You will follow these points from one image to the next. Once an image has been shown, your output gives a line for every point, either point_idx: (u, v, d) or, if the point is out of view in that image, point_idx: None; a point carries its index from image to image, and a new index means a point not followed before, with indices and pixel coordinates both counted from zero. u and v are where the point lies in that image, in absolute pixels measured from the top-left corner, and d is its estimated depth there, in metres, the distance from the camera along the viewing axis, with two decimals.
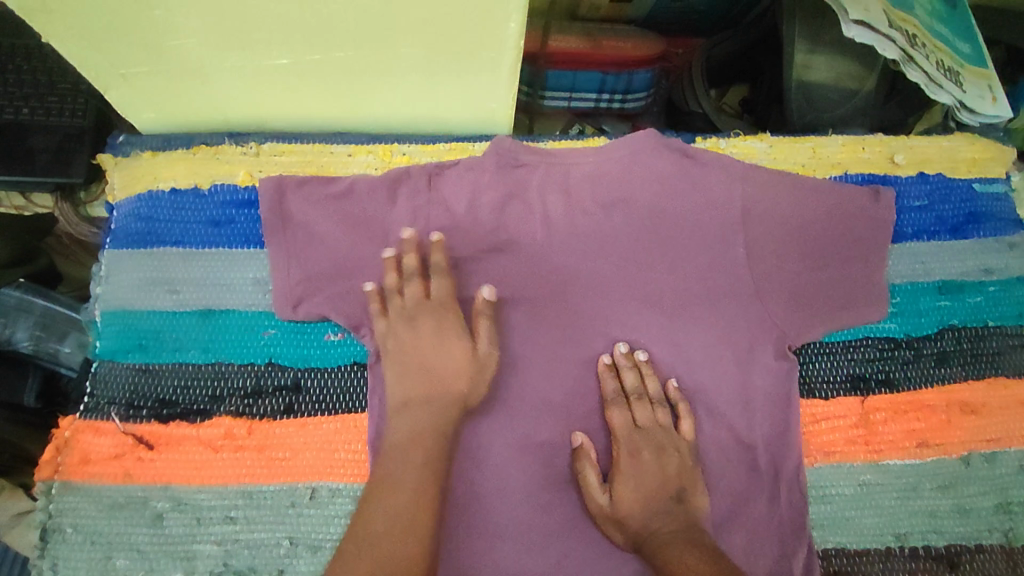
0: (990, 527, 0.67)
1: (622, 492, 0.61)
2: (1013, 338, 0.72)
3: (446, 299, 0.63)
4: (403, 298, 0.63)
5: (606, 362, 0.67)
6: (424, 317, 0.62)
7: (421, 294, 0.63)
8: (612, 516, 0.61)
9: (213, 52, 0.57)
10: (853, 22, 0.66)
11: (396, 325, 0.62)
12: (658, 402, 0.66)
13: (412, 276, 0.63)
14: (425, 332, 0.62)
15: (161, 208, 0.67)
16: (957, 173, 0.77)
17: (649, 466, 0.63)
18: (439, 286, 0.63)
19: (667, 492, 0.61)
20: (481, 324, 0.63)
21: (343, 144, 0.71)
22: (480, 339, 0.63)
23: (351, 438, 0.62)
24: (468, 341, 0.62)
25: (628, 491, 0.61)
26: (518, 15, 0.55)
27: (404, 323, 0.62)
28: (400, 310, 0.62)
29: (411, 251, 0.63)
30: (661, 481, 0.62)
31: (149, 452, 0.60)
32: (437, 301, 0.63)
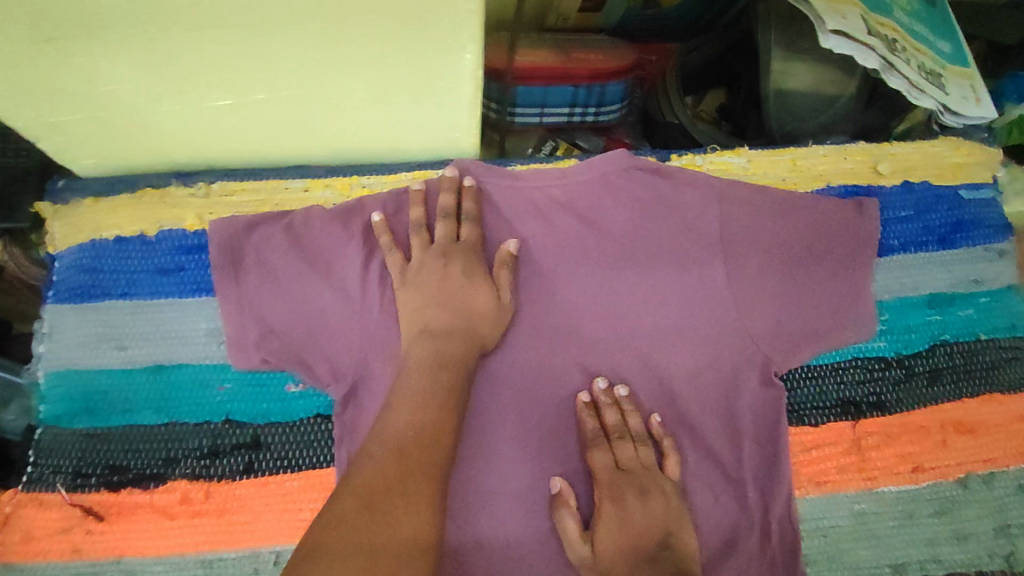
0: (991, 552, 0.64)
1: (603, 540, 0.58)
2: (1006, 351, 0.69)
3: (477, 243, 0.62)
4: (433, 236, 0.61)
5: (584, 400, 0.63)
6: (455, 256, 0.60)
7: (452, 233, 0.61)
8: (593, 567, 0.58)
9: (147, 96, 0.53)
10: (830, 33, 0.63)
11: (421, 259, 0.60)
12: (640, 438, 0.63)
13: (447, 214, 0.62)
14: (453, 273, 0.59)
15: (106, 258, 0.63)
16: (943, 179, 0.74)
17: (634, 510, 0.59)
18: (473, 230, 0.62)
19: (652, 539, 0.59)
20: (503, 273, 0.62)
21: (298, 179, 0.67)
22: (505, 287, 0.61)
23: (318, 496, 0.59)
24: (494, 291, 0.60)
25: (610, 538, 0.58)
26: (473, 45, 0.52)
27: (435, 259, 0.60)
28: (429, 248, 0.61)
29: (447, 191, 0.62)
30: (647, 528, 0.59)
31: (99, 524, 0.58)
32: (468, 242, 0.61)
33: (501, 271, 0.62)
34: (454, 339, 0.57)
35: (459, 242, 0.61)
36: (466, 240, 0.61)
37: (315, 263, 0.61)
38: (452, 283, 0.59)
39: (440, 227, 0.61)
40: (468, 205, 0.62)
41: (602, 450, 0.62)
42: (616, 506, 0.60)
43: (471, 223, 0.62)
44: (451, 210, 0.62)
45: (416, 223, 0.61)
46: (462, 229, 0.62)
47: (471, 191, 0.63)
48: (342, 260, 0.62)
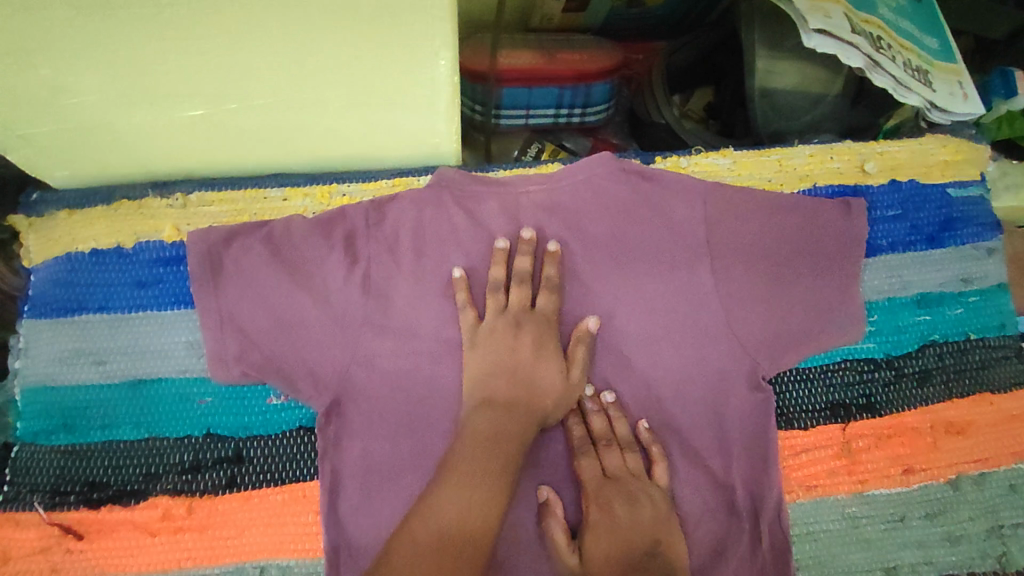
0: (984, 553, 0.64)
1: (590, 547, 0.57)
2: (996, 350, 0.69)
3: (551, 314, 0.62)
4: (508, 299, 0.61)
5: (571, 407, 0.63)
6: (527, 326, 0.61)
7: (527, 300, 0.61)
8: None
9: (118, 108, 0.52)
10: (814, 32, 0.63)
11: (492, 324, 0.60)
12: (627, 446, 0.62)
13: (524, 280, 0.61)
14: (522, 344, 0.60)
15: (82, 272, 0.62)
16: (930, 178, 0.74)
17: (621, 519, 0.58)
18: (550, 300, 0.62)
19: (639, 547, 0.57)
20: (579, 350, 0.61)
21: (277, 188, 0.66)
22: (575, 365, 0.61)
23: (301, 510, 0.59)
24: (565, 368, 0.61)
25: (598, 548, 0.57)
26: (448, 51, 0.51)
27: (506, 326, 0.60)
28: (501, 312, 0.61)
29: (524, 253, 0.62)
30: (634, 537, 0.57)
31: (78, 542, 0.57)
32: (543, 311, 0.61)
33: (578, 348, 0.61)
34: (516, 415, 0.58)
35: (533, 311, 0.61)
36: (541, 310, 0.61)
37: (295, 274, 0.60)
38: (521, 353, 0.60)
39: (516, 293, 0.61)
40: (550, 272, 0.62)
41: (589, 459, 0.61)
42: (604, 514, 0.59)
43: (548, 292, 0.62)
44: (528, 276, 0.62)
45: (494, 284, 0.61)
46: (540, 298, 0.62)
47: (556, 257, 0.62)
48: (322, 270, 0.61)
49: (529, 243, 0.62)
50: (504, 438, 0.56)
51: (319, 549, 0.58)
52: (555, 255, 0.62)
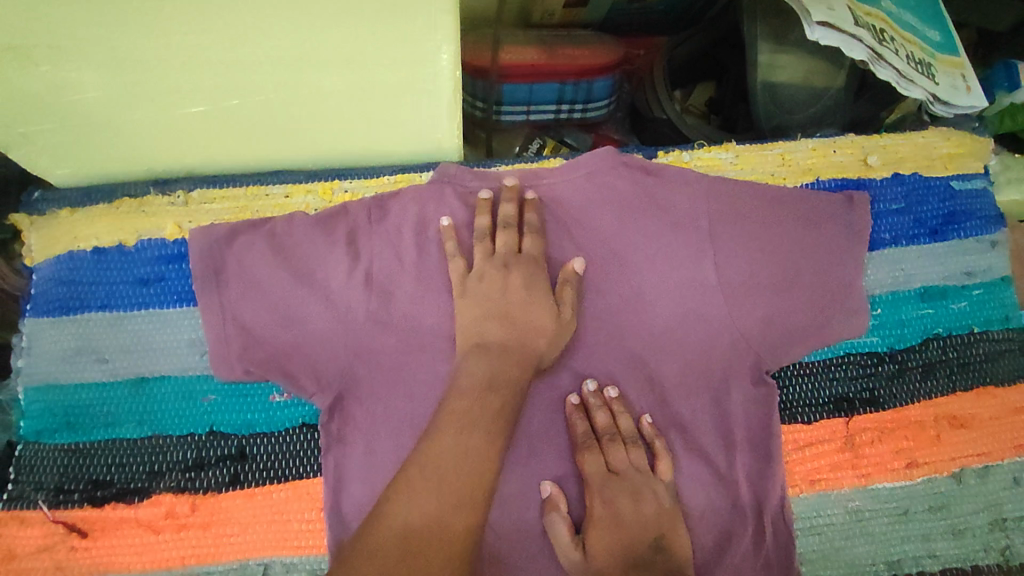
0: (987, 546, 0.64)
1: (593, 542, 0.58)
2: (1000, 343, 0.68)
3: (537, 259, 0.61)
4: (495, 245, 0.61)
5: (574, 402, 0.62)
6: (515, 269, 0.60)
7: (514, 244, 0.61)
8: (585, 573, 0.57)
9: (118, 104, 0.52)
10: (817, 25, 0.62)
11: (480, 270, 0.60)
12: (632, 440, 0.61)
13: (508, 224, 0.61)
14: (512, 284, 0.59)
15: (84, 270, 0.62)
16: (933, 171, 0.73)
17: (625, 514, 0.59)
18: (535, 242, 0.61)
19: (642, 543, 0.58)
20: (567, 291, 0.61)
21: (278, 184, 0.66)
22: (566, 303, 0.61)
23: (305, 506, 0.59)
24: (555, 307, 0.60)
25: (602, 544, 0.58)
26: (449, 45, 0.51)
27: (495, 269, 0.59)
28: (489, 258, 0.60)
29: (508, 201, 0.62)
30: (637, 532, 0.58)
31: (82, 540, 0.57)
32: (530, 254, 0.61)
33: (567, 288, 0.61)
34: (512, 356, 0.57)
35: (521, 255, 0.60)
36: (528, 252, 0.61)
37: (297, 271, 0.60)
38: (511, 294, 0.59)
39: (501, 237, 0.61)
40: (531, 217, 0.62)
41: (593, 453, 0.61)
42: (608, 508, 0.59)
43: (532, 235, 0.62)
44: (513, 221, 0.61)
45: (479, 232, 0.61)
46: (524, 241, 0.61)
47: (534, 203, 0.63)
48: (324, 266, 0.61)
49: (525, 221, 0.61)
50: (507, 433, 0.56)
51: (322, 546, 0.58)
52: (534, 202, 0.63)
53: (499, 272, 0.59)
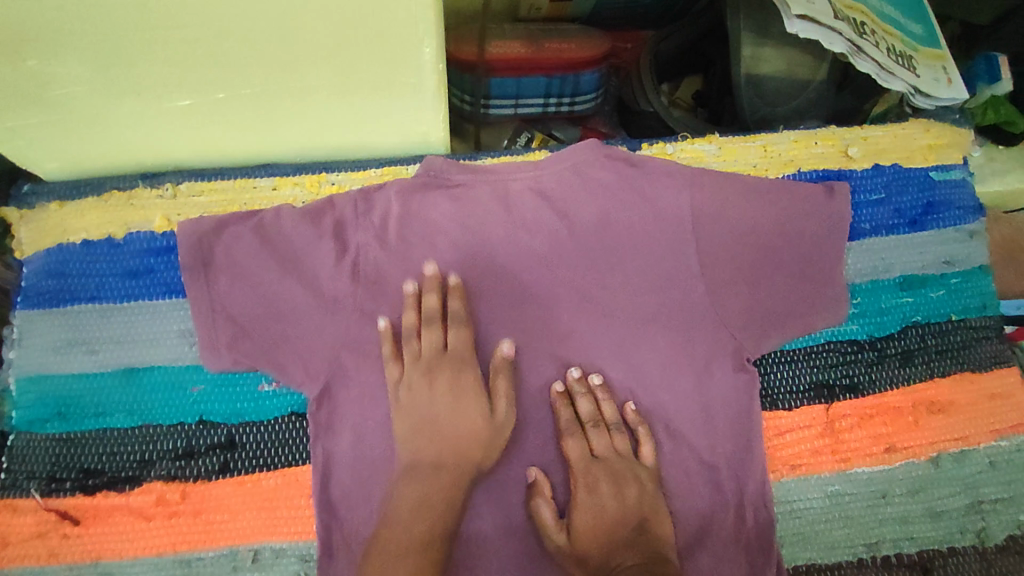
0: (963, 528, 0.65)
1: (578, 524, 0.59)
2: (977, 330, 0.70)
3: (466, 351, 0.61)
4: (421, 345, 0.61)
5: (558, 390, 0.63)
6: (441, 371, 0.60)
7: (438, 343, 0.61)
8: (571, 555, 0.59)
9: (106, 99, 0.53)
10: (796, 18, 0.63)
11: (408, 378, 0.60)
12: (614, 427, 0.63)
13: (432, 321, 0.61)
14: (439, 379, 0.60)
15: (74, 262, 0.63)
16: (913, 162, 0.75)
17: (606, 497, 0.60)
18: (461, 337, 0.61)
19: (627, 524, 0.59)
20: (499, 381, 0.61)
21: (266, 177, 0.67)
22: (499, 397, 0.61)
23: (294, 493, 0.60)
24: (487, 404, 0.60)
25: (586, 527, 0.59)
26: (433, 39, 0.51)
27: (422, 376, 0.60)
28: (417, 360, 0.60)
29: (431, 293, 0.61)
30: (620, 514, 0.59)
31: (74, 527, 0.58)
32: (456, 353, 0.61)
33: (497, 379, 0.61)
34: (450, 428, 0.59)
35: (446, 354, 0.61)
36: (453, 348, 0.61)
37: (285, 263, 0.61)
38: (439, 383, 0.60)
39: (426, 337, 0.61)
40: (455, 306, 0.61)
41: (576, 439, 0.62)
42: (590, 493, 0.60)
43: (457, 328, 0.61)
44: (437, 315, 0.61)
45: (407, 332, 0.61)
46: (450, 336, 0.61)
47: (457, 290, 0.61)
48: (313, 258, 0.61)
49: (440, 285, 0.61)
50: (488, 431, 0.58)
51: (311, 532, 0.59)
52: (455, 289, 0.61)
53: (431, 327, 0.61)
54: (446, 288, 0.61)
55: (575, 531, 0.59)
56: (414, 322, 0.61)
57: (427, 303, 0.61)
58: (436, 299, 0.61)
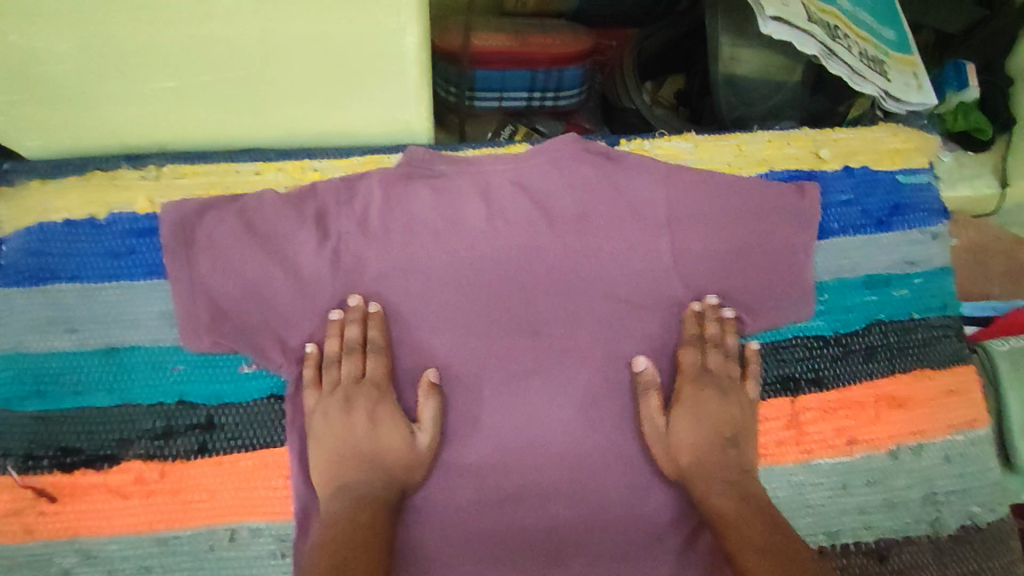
0: (918, 518, 0.68)
1: (678, 423, 0.64)
2: (938, 329, 0.73)
3: (384, 379, 0.62)
4: (341, 373, 0.62)
5: (694, 306, 0.67)
6: (358, 400, 0.61)
7: (357, 371, 0.62)
8: (662, 440, 0.64)
9: (90, 77, 0.54)
10: (770, 19, 0.65)
11: (324, 405, 0.61)
12: (727, 352, 0.67)
13: (353, 350, 0.62)
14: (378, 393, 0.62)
15: (55, 241, 0.63)
16: (881, 165, 0.77)
17: (711, 404, 0.65)
18: (379, 364, 0.62)
19: (722, 433, 0.64)
20: (428, 407, 0.62)
21: (249, 162, 0.67)
22: (423, 429, 0.61)
23: (271, 474, 0.61)
24: (409, 431, 0.61)
25: (686, 423, 0.64)
26: (414, 27, 0.54)
27: (337, 405, 0.61)
28: (334, 388, 0.62)
29: (354, 323, 0.62)
30: (716, 419, 0.65)
31: (52, 504, 0.59)
32: (373, 380, 0.62)
33: (426, 405, 0.62)
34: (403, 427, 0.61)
35: (363, 382, 0.62)
36: (371, 376, 0.62)
37: (267, 246, 0.62)
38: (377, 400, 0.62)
39: (346, 365, 0.62)
40: (376, 336, 0.62)
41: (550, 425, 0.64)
42: (695, 400, 0.65)
43: (375, 355, 0.62)
44: (357, 345, 0.62)
45: (330, 358, 0.62)
46: (368, 364, 0.62)
47: (378, 318, 0.62)
48: (294, 241, 0.62)
49: (360, 311, 0.62)
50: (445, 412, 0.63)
51: (287, 513, 0.60)
52: (376, 316, 0.62)
53: (350, 356, 0.62)
54: (368, 317, 0.62)
55: (678, 423, 0.64)
56: (337, 350, 0.62)
57: (350, 332, 0.62)
58: (360, 328, 0.62)
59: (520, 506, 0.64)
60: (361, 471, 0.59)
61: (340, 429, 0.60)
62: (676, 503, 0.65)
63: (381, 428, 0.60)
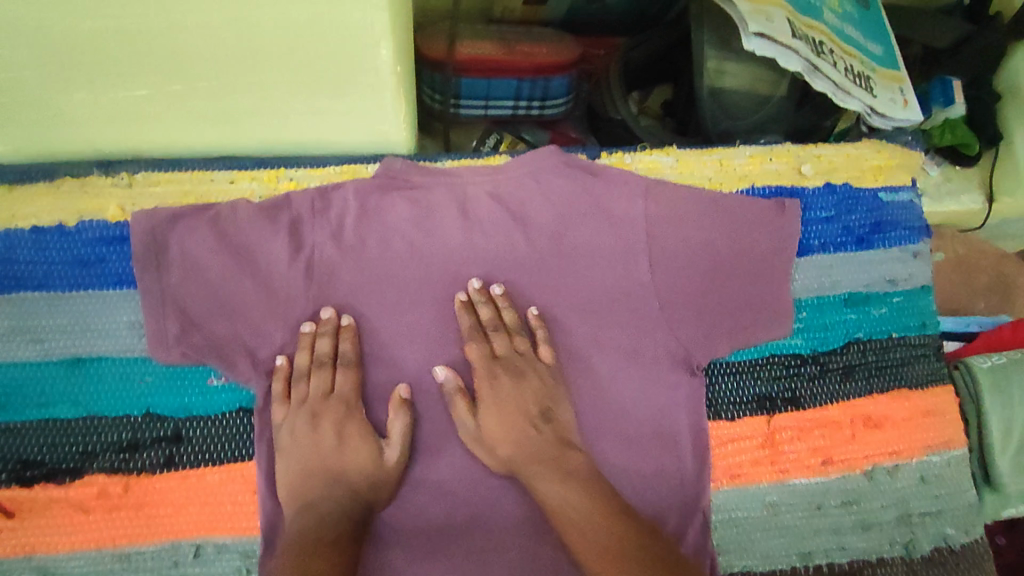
0: (893, 540, 0.68)
1: (487, 417, 0.62)
2: (916, 348, 0.72)
3: (354, 395, 0.62)
4: (309, 387, 0.61)
5: (462, 298, 0.64)
6: (326, 416, 0.60)
7: (326, 386, 0.61)
8: (479, 441, 0.62)
9: (57, 83, 0.53)
10: (753, 36, 0.65)
11: (292, 420, 0.60)
12: (509, 331, 0.64)
13: (323, 364, 0.61)
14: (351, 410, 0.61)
15: (20, 249, 0.62)
16: (864, 182, 0.76)
17: (508, 392, 0.63)
18: (349, 379, 0.61)
19: (530, 417, 0.62)
20: (396, 425, 0.61)
21: (224, 170, 0.66)
22: (393, 444, 0.61)
23: (239, 489, 0.60)
24: (377, 446, 0.60)
25: (492, 417, 0.62)
26: (389, 40, 0.53)
27: (305, 421, 0.60)
28: (303, 403, 0.61)
29: (325, 335, 0.61)
30: (520, 406, 0.63)
31: (10, 520, 0.58)
32: (343, 395, 0.61)
33: (396, 421, 0.61)
34: (371, 441, 0.60)
35: (331, 399, 0.61)
36: (339, 392, 0.61)
37: (239, 257, 0.61)
38: (348, 417, 0.61)
39: (315, 379, 0.61)
40: (347, 349, 0.61)
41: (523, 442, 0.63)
42: (493, 389, 0.63)
43: (345, 370, 0.61)
44: (328, 359, 0.61)
45: (300, 372, 0.61)
46: (338, 378, 0.61)
47: (349, 331, 0.61)
48: (266, 253, 0.61)
49: (329, 324, 0.61)
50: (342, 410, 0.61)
51: (254, 528, 0.59)
52: (348, 329, 0.62)
53: (320, 370, 0.61)
54: (339, 330, 0.62)
55: (483, 420, 0.62)
56: (306, 364, 0.61)
57: (321, 346, 0.61)
58: (330, 342, 0.61)
59: (486, 521, 0.63)
60: (327, 488, 0.58)
61: (308, 446, 0.59)
62: None
63: (349, 445, 0.60)
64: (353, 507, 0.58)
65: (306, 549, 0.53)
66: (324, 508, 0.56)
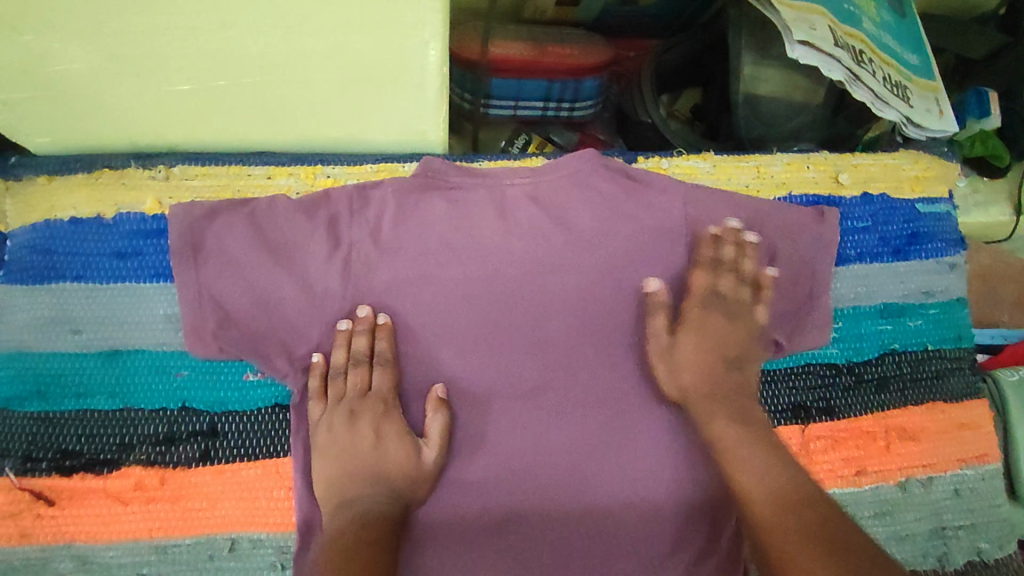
0: (927, 552, 0.67)
1: (692, 348, 0.63)
2: (952, 361, 0.72)
3: (391, 393, 0.61)
4: (346, 385, 0.61)
5: (712, 232, 0.65)
6: (363, 414, 0.60)
7: (363, 384, 0.61)
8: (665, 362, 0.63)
9: (105, 77, 0.53)
10: (797, 43, 0.64)
11: (330, 417, 0.60)
12: (747, 277, 0.65)
13: (359, 362, 0.60)
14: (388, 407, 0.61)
15: (60, 239, 0.62)
16: (901, 193, 0.76)
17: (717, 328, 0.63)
18: (386, 377, 0.61)
19: (725, 358, 0.63)
20: (435, 423, 0.61)
21: (261, 165, 0.66)
22: (430, 444, 0.60)
23: (274, 485, 0.60)
24: (413, 446, 0.60)
25: (690, 344, 0.63)
26: (438, 41, 0.53)
27: (342, 418, 0.59)
28: (339, 401, 0.60)
29: (362, 334, 0.61)
30: (719, 345, 0.63)
31: (49, 508, 0.58)
32: (380, 393, 0.61)
33: (434, 420, 0.61)
34: (409, 439, 0.60)
35: (369, 396, 0.61)
36: (377, 390, 0.61)
37: (276, 254, 0.61)
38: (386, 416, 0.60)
39: (352, 377, 0.60)
40: (383, 348, 0.61)
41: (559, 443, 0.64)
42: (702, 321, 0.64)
43: (381, 368, 0.61)
44: (364, 357, 0.60)
45: (336, 370, 0.61)
46: (375, 376, 0.61)
47: (386, 329, 0.61)
48: (304, 250, 0.61)
49: (365, 322, 0.61)
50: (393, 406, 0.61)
51: (289, 524, 0.60)
52: (384, 328, 0.61)
53: (356, 368, 0.60)
54: (375, 328, 0.61)
55: (680, 344, 0.63)
56: (342, 362, 0.61)
57: (357, 344, 0.60)
58: (367, 340, 0.61)
59: (521, 523, 0.63)
60: (366, 486, 0.57)
61: (345, 443, 0.59)
62: (664, 517, 0.64)
63: (385, 444, 0.59)
64: (391, 504, 0.57)
65: (350, 547, 0.52)
66: (363, 506, 0.56)
